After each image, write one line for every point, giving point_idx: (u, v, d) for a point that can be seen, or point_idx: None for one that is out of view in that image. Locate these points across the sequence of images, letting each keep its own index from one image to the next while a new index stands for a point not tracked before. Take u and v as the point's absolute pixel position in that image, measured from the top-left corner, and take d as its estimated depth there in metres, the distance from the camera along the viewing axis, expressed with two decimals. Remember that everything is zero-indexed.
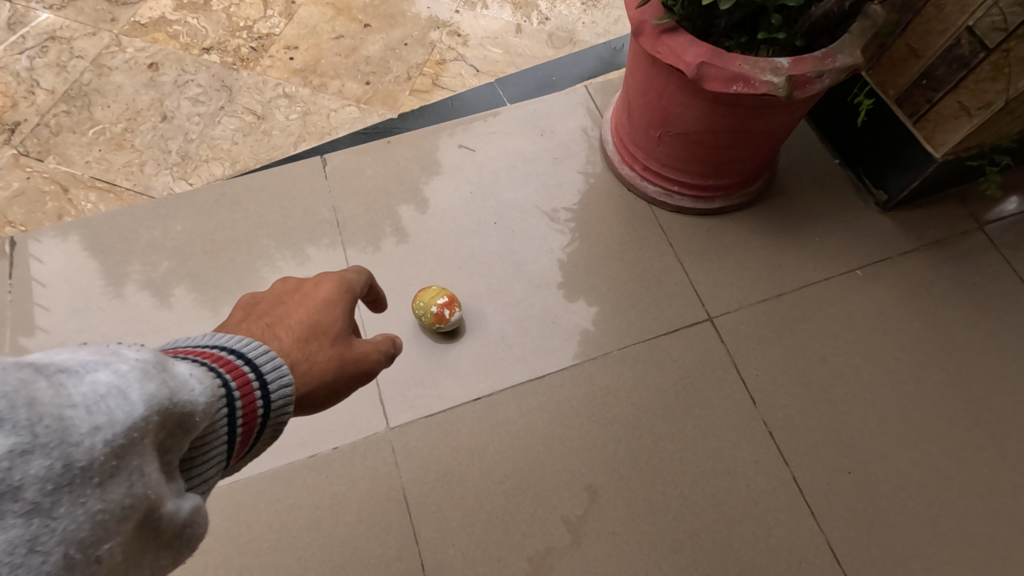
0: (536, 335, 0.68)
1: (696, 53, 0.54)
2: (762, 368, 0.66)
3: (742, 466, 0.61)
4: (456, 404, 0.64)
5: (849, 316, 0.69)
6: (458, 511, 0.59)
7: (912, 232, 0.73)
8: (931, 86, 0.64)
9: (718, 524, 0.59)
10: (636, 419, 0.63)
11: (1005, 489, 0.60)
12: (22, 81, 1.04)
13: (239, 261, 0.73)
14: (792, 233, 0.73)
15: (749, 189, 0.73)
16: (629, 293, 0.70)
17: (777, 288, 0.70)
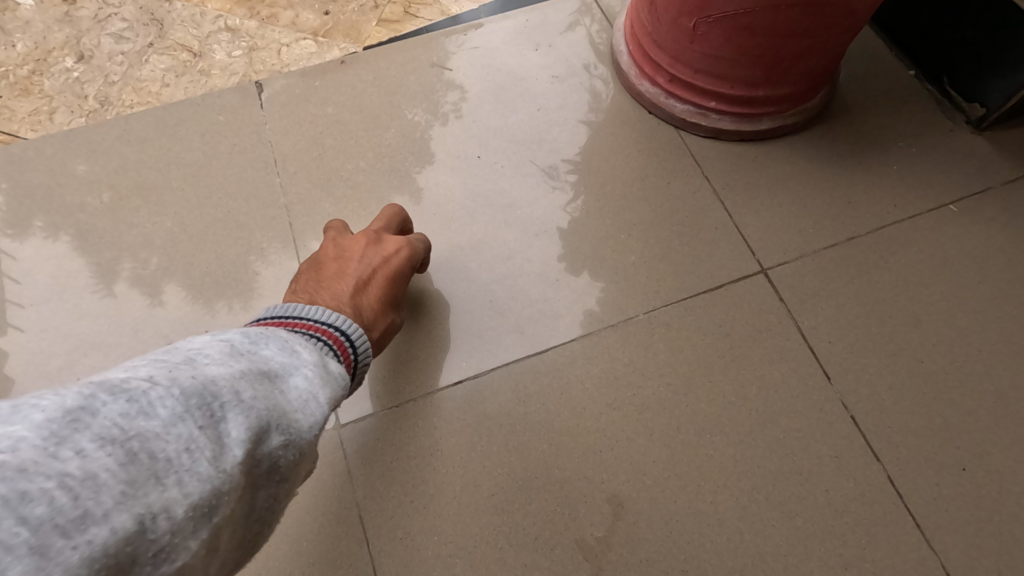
0: (534, 298, 0.51)
1: None
2: (836, 335, 0.49)
3: (819, 466, 0.45)
4: (429, 391, 0.48)
5: (943, 263, 0.52)
6: (435, 538, 0.43)
7: (1014, 155, 0.57)
8: None
9: (791, 547, 0.43)
10: (671, 406, 0.47)
11: None
12: None
13: (152, 214, 0.56)
14: (861, 161, 0.57)
15: (804, 104, 0.56)
16: (654, 242, 0.54)
17: (847, 230, 0.54)
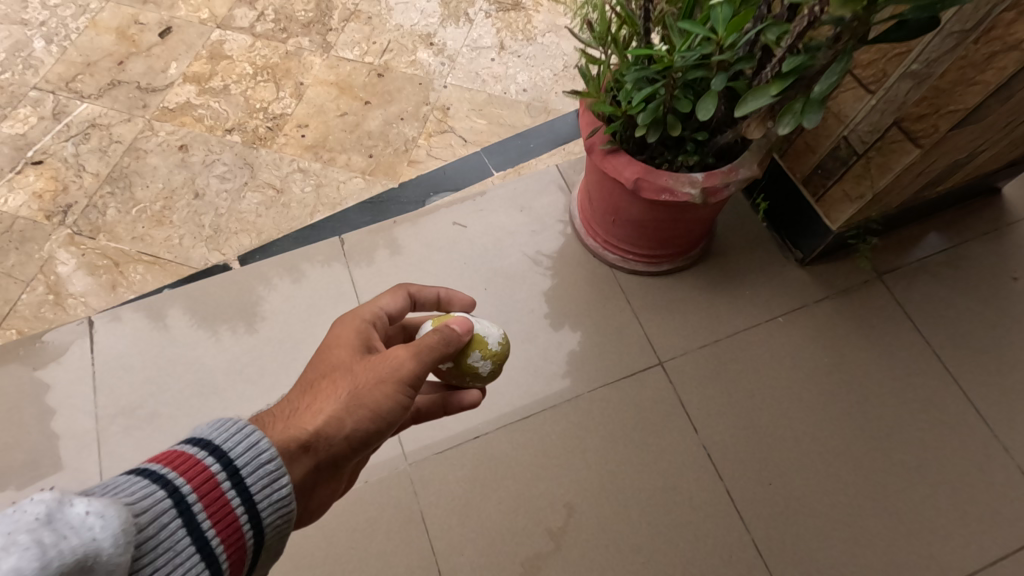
0: (521, 383, 0.84)
1: (632, 171, 0.70)
2: (704, 404, 0.82)
3: (686, 483, 0.78)
4: (460, 444, 0.80)
5: (772, 355, 0.86)
6: (465, 530, 0.75)
7: (823, 282, 0.91)
8: (823, 175, 0.80)
9: (667, 530, 0.76)
10: (601, 448, 0.80)
11: (890, 492, 0.78)
12: (70, 167, 1.19)
13: (281, 330, 0.90)
14: (726, 288, 0.90)
15: (688, 254, 0.90)
16: (596, 343, 0.86)
17: (714, 334, 0.87)
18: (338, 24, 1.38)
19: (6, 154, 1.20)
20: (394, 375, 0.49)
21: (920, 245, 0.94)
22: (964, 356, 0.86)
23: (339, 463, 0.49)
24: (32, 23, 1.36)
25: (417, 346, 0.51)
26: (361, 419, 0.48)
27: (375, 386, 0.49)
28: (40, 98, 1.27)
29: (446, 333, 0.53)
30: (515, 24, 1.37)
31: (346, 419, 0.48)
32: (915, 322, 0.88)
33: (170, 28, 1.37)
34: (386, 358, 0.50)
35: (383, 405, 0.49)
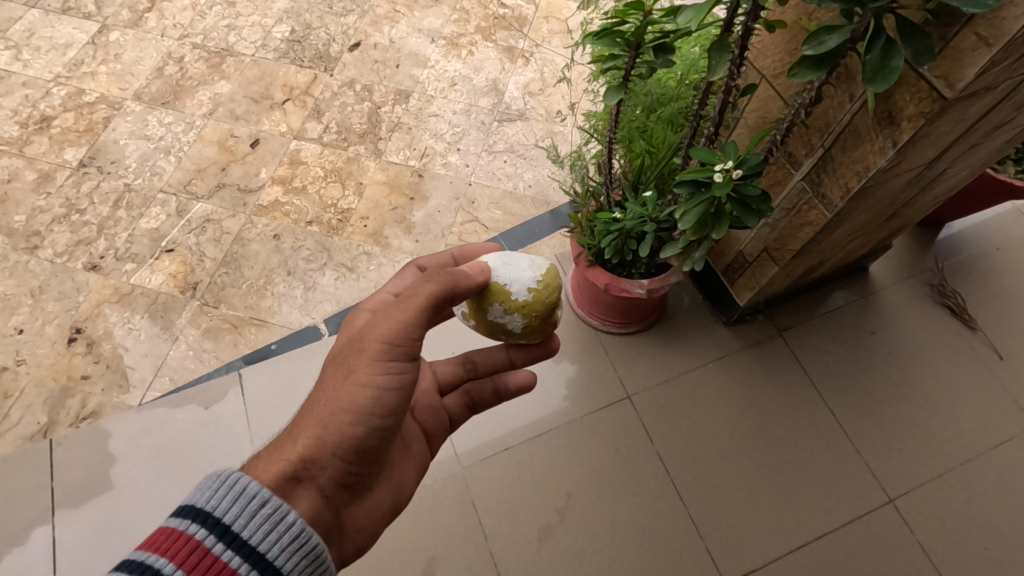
0: (535, 412, 1.23)
1: (604, 278, 1.10)
2: (658, 423, 1.23)
3: (645, 477, 1.18)
4: (495, 453, 1.19)
5: (704, 389, 1.26)
6: (500, 510, 1.15)
7: (741, 338, 1.31)
8: (732, 271, 1.20)
9: (633, 508, 1.15)
10: (589, 455, 1.20)
11: (780, 480, 1.18)
12: (194, 253, 1.60)
13: None
14: (674, 343, 1.31)
15: (647, 320, 1.30)
16: (586, 383, 1.26)
17: (666, 375, 1.27)
18: (386, 134, 1.78)
19: (146, 243, 1.61)
20: (359, 374, 0.65)
21: (811, 311, 1.35)
22: (835, 389, 1.27)
23: (346, 465, 0.67)
24: (153, 138, 1.77)
25: (376, 336, 0.66)
26: (344, 420, 0.65)
27: (347, 387, 0.65)
28: (166, 199, 1.68)
29: (400, 315, 0.66)
30: (525, 133, 1.76)
31: (330, 426, 0.65)
32: (804, 365, 1.29)
33: (257, 140, 1.77)
34: (357, 359, 0.66)
35: (359, 399, 0.65)
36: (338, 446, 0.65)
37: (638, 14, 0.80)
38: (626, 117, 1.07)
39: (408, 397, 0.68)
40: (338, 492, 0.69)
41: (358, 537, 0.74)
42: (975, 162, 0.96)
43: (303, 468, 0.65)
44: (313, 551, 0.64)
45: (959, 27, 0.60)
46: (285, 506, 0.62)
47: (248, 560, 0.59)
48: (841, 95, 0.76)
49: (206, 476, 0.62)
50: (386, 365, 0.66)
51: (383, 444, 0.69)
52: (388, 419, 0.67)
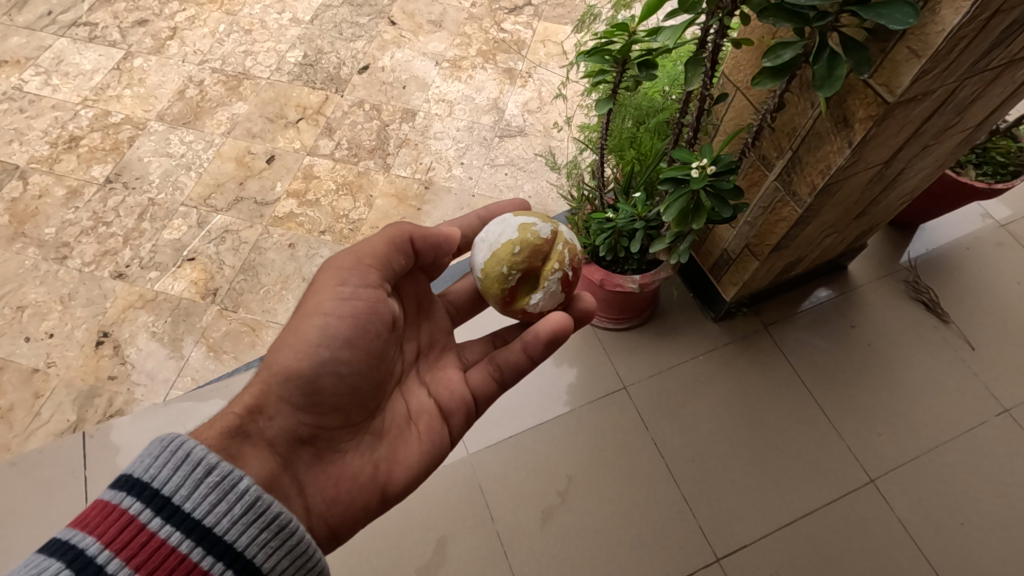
0: (538, 402, 1.32)
1: (599, 274, 1.20)
2: (652, 410, 1.31)
3: (642, 461, 1.26)
4: (501, 441, 1.27)
5: (695, 379, 1.35)
6: (506, 493, 1.22)
7: (729, 332, 1.41)
8: (718, 269, 1.30)
9: (630, 490, 1.23)
10: (589, 441, 1.28)
11: (768, 463, 1.26)
12: (214, 261, 1.68)
13: None
14: (667, 338, 1.40)
15: (641, 316, 1.39)
16: (585, 375, 1.35)
17: (659, 367, 1.36)
18: (394, 149, 1.87)
19: (169, 253, 1.68)
20: (309, 307, 0.74)
21: (793, 307, 1.45)
22: (818, 378, 1.36)
23: (295, 407, 0.72)
24: (175, 155, 1.84)
25: (331, 271, 0.76)
26: (291, 351, 0.72)
27: (300, 321, 0.74)
28: (187, 212, 1.75)
29: (353, 250, 0.77)
30: (524, 146, 1.86)
31: (279, 361, 0.72)
32: (788, 356, 1.38)
33: (273, 156, 1.85)
34: (310, 294, 0.75)
35: (307, 329, 0.73)
36: (284, 380, 0.71)
37: (625, 34, 0.91)
38: (617, 128, 1.17)
39: (356, 329, 0.74)
40: (294, 453, 0.73)
41: (329, 511, 0.74)
42: (931, 164, 1.06)
43: (250, 421, 0.70)
44: (275, 522, 0.62)
45: (895, 41, 0.71)
46: (234, 475, 0.61)
47: (191, 535, 0.58)
48: (804, 102, 0.87)
49: (148, 443, 0.60)
50: (333, 295, 0.74)
51: (338, 387, 0.74)
52: (336, 350, 0.73)
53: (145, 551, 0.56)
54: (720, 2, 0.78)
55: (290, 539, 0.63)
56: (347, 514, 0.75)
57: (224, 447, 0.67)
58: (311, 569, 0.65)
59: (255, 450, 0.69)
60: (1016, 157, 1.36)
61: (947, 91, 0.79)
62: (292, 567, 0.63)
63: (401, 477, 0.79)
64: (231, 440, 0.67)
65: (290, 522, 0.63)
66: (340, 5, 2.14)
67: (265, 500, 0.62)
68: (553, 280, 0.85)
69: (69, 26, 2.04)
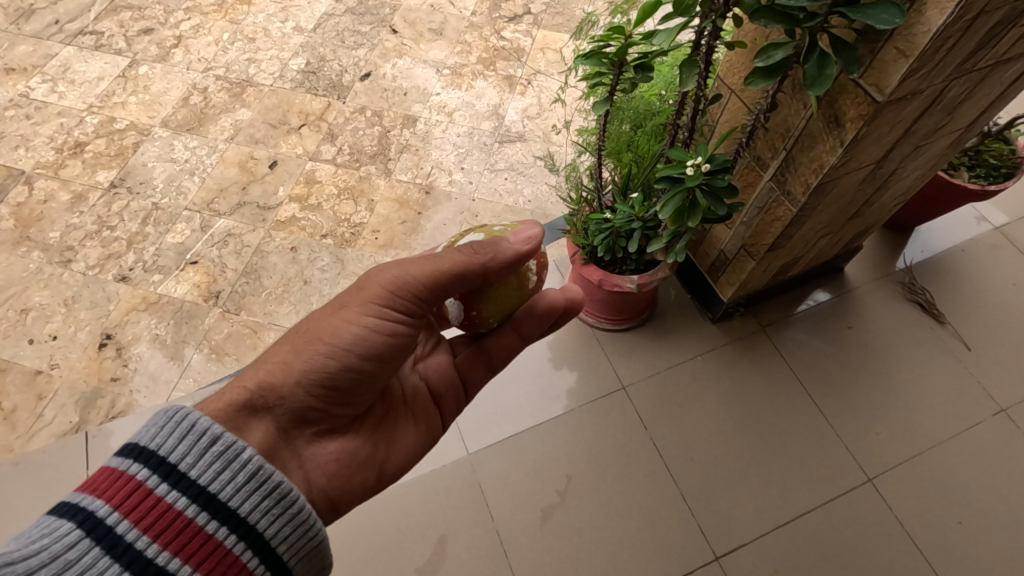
0: (538, 402, 1.33)
1: (597, 274, 1.22)
2: (651, 410, 1.32)
3: (641, 461, 1.27)
4: (500, 440, 1.28)
5: (693, 379, 1.36)
6: (506, 492, 1.23)
7: (727, 333, 1.42)
8: (715, 270, 1.31)
9: (630, 489, 1.24)
10: (588, 441, 1.29)
11: (766, 462, 1.27)
12: (217, 264, 1.69)
13: None
14: (666, 338, 1.41)
15: (639, 317, 1.41)
16: (584, 375, 1.36)
17: (657, 367, 1.37)
18: (395, 155, 1.89)
19: (172, 256, 1.70)
20: (349, 312, 0.72)
21: (790, 308, 1.46)
22: (815, 378, 1.37)
23: (309, 397, 0.71)
24: (179, 160, 1.86)
25: (380, 282, 0.72)
26: (321, 349, 0.71)
27: (335, 320, 0.72)
28: (191, 216, 1.77)
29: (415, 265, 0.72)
30: (524, 151, 1.88)
31: (306, 352, 0.71)
32: (785, 357, 1.39)
33: (276, 161, 1.87)
34: (354, 296, 0.73)
35: (342, 332, 0.71)
36: (306, 372, 0.70)
37: (621, 37, 0.93)
38: (614, 131, 1.19)
39: (389, 345, 0.73)
40: (298, 428, 0.73)
41: (329, 485, 0.76)
42: (923, 164, 1.08)
43: (259, 398, 0.69)
44: (278, 490, 0.63)
45: (883, 42, 0.73)
46: (239, 444, 0.62)
47: (197, 501, 0.59)
48: (796, 103, 0.89)
49: (154, 413, 0.61)
50: (377, 310, 0.72)
51: (355, 386, 0.74)
52: (364, 359, 0.72)
53: (152, 515, 0.57)
54: (713, 4, 0.80)
55: (292, 507, 0.64)
56: (346, 489, 0.78)
57: (231, 419, 0.67)
58: (312, 539, 0.66)
59: (259, 423, 0.70)
60: (1009, 159, 1.38)
61: (934, 91, 0.81)
62: (294, 534, 0.64)
63: (396, 457, 0.85)
64: (238, 413, 0.68)
65: (292, 491, 0.64)
66: (342, 14, 2.18)
67: (267, 469, 0.63)
68: None
69: (75, 34, 2.08)
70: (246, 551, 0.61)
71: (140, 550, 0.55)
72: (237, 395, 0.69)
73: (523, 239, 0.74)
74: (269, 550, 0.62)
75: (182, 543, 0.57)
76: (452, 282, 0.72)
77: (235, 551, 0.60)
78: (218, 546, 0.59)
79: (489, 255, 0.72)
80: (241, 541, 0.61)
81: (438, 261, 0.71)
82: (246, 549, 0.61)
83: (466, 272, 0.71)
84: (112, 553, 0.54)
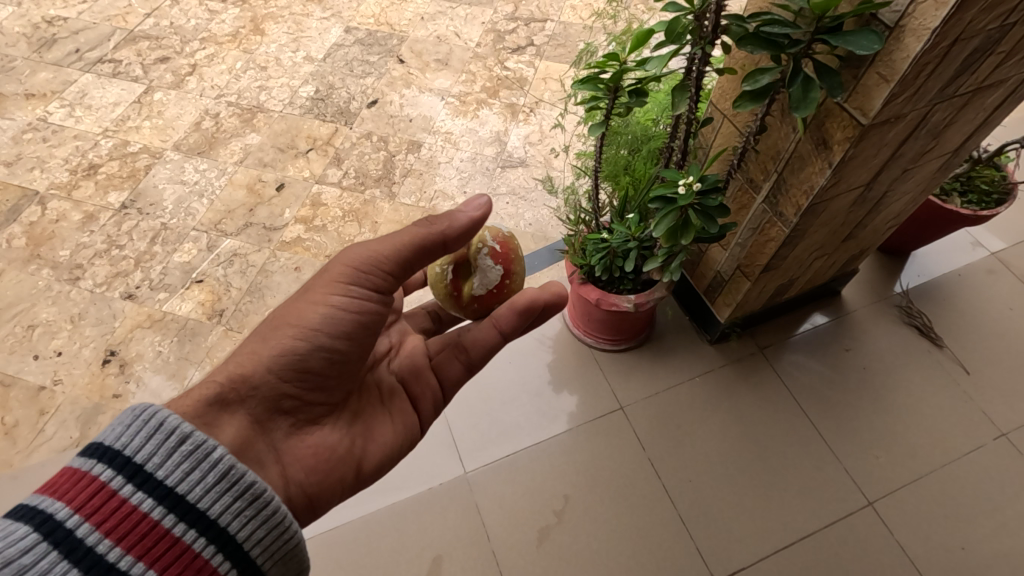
0: (537, 422, 1.33)
1: (595, 293, 1.23)
2: (649, 431, 1.32)
3: (639, 483, 1.26)
4: (498, 460, 1.28)
5: (690, 400, 1.36)
6: (502, 513, 1.22)
7: (724, 354, 1.43)
8: (712, 291, 1.33)
9: (627, 511, 1.23)
10: (584, 460, 1.28)
11: (763, 484, 1.26)
12: (222, 283, 1.71)
13: None
14: (663, 358, 1.42)
15: (636, 337, 1.42)
16: (583, 395, 1.37)
17: (654, 388, 1.38)
18: (399, 178, 1.93)
19: (177, 275, 1.73)
20: (316, 294, 0.76)
21: (788, 330, 1.47)
22: (813, 399, 1.37)
23: (283, 381, 0.74)
24: (189, 182, 1.91)
25: (344, 261, 0.76)
26: (291, 332, 0.74)
27: (304, 303, 0.76)
28: (198, 236, 1.80)
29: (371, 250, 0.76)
30: (525, 175, 1.92)
31: (276, 338, 0.74)
32: (784, 380, 1.39)
33: (283, 184, 1.91)
34: (320, 281, 0.77)
35: (310, 314, 0.75)
36: (277, 356, 0.73)
37: (616, 64, 0.97)
38: (611, 156, 1.23)
39: (358, 322, 0.77)
40: (273, 420, 0.75)
41: (308, 480, 0.76)
42: (913, 188, 1.11)
43: (230, 390, 0.71)
44: (250, 491, 0.64)
45: (866, 67, 0.76)
46: (208, 444, 0.63)
47: (163, 502, 0.60)
48: (785, 127, 0.92)
49: (120, 413, 0.62)
50: (343, 289, 0.76)
51: (329, 368, 0.77)
52: (334, 338, 0.76)
53: (115, 517, 0.57)
54: (702, 32, 0.83)
55: (264, 509, 0.65)
56: (324, 485, 0.78)
57: (201, 415, 0.69)
58: (286, 540, 0.67)
59: (232, 417, 0.71)
60: (1000, 186, 1.41)
61: (918, 115, 0.84)
62: (268, 536, 0.65)
63: (374, 454, 0.84)
64: (207, 410, 0.69)
65: (264, 492, 0.65)
66: (351, 45, 2.26)
67: (238, 470, 0.63)
68: (482, 256, 0.90)
69: (94, 62, 2.16)
70: (216, 554, 0.61)
71: (101, 553, 0.56)
72: (207, 389, 0.70)
73: (475, 207, 0.79)
74: (240, 551, 0.63)
75: (146, 546, 0.58)
76: (413, 252, 0.76)
77: (205, 554, 0.61)
78: (185, 548, 0.60)
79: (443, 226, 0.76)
80: (210, 544, 0.61)
81: (395, 238, 0.76)
82: (217, 552, 0.61)
83: (424, 243, 0.76)
84: (71, 556, 0.55)
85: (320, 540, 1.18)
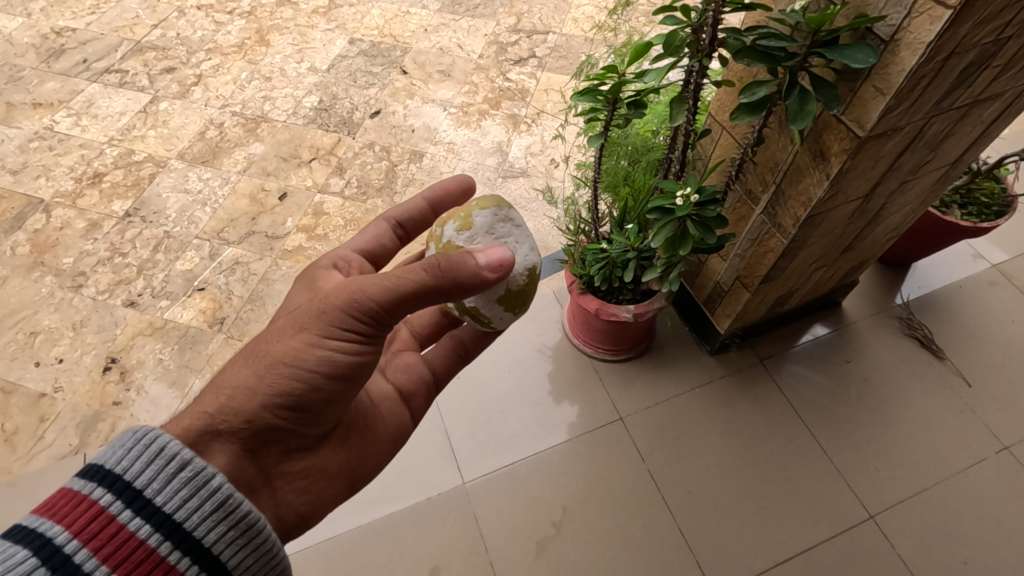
0: (537, 432, 1.32)
1: (594, 303, 1.23)
2: (649, 443, 1.31)
3: (638, 495, 1.25)
4: (496, 472, 1.27)
5: (690, 411, 1.36)
6: (500, 526, 1.21)
7: (725, 365, 1.43)
8: (711, 302, 1.33)
9: (625, 523, 1.22)
10: (583, 471, 1.28)
11: (764, 497, 1.25)
12: (223, 291, 1.72)
13: None
14: (664, 369, 1.42)
15: (635, 347, 1.41)
16: (582, 405, 1.36)
17: (654, 399, 1.37)
18: (401, 188, 1.94)
19: (179, 283, 1.74)
20: (312, 333, 0.69)
21: (788, 341, 1.47)
22: (813, 410, 1.36)
23: (280, 417, 0.71)
24: (193, 191, 1.92)
25: (343, 298, 0.69)
26: (286, 371, 0.69)
27: (298, 342, 0.69)
28: (200, 244, 1.81)
29: (371, 288, 0.68)
30: (527, 185, 1.93)
31: (270, 376, 0.69)
32: (784, 392, 1.39)
33: (285, 194, 1.92)
34: (314, 316, 0.70)
35: (306, 355, 0.69)
36: (271, 396, 0.69)
37: (614, 76, 0.98)
38: (610, 166, 1.24)
39: (357, 363, 0.72)
40: (265, 449, 0.73)
41: (299, 500, 0.78)
42: (911, 200, 1.12)
43: (221, 423, 0.68)
44: (244, 520, 0.64)
45: (862, 81, 0.77)
46: (207, 471, 0.63)
47: (160, 529, 0.60)
48: (783, 138, 0.93)
49: (121, 435, 0.62)
50: (340, 330, 0.70)
51: (325, 407, 0.74)
52: (332, 380, 0.71)
53: (112, 543, 0.57)
54: (699, 45, 0.84)
55: (257, 537, 0.65)
56: (318, 502, 0.80)
57: (192, 443, 0.67)
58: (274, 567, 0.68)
59: (223, 446, 0.69)
60: (1000, 198, 1.42)
61: (915, 127, 0.85)
62: (258, 564, 0.66)
63: (370, 463, 0.87)
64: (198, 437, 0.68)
65: (259, 521, 0.65)
66: (355, 56, 2.28)
67: (235, 498, 0.63)
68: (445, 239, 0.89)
69: (101, 72, 2.18)
70: None
71: None
72: (197, 420, 0.68)
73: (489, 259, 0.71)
74: None
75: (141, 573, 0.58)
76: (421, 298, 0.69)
77: None
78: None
79: (454, 276, 0.67)
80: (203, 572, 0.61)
81: (400, 281, 0.67)
82: None
83: (433, 290, 0.68)
84: None
85: (317, 550, 1.17)
